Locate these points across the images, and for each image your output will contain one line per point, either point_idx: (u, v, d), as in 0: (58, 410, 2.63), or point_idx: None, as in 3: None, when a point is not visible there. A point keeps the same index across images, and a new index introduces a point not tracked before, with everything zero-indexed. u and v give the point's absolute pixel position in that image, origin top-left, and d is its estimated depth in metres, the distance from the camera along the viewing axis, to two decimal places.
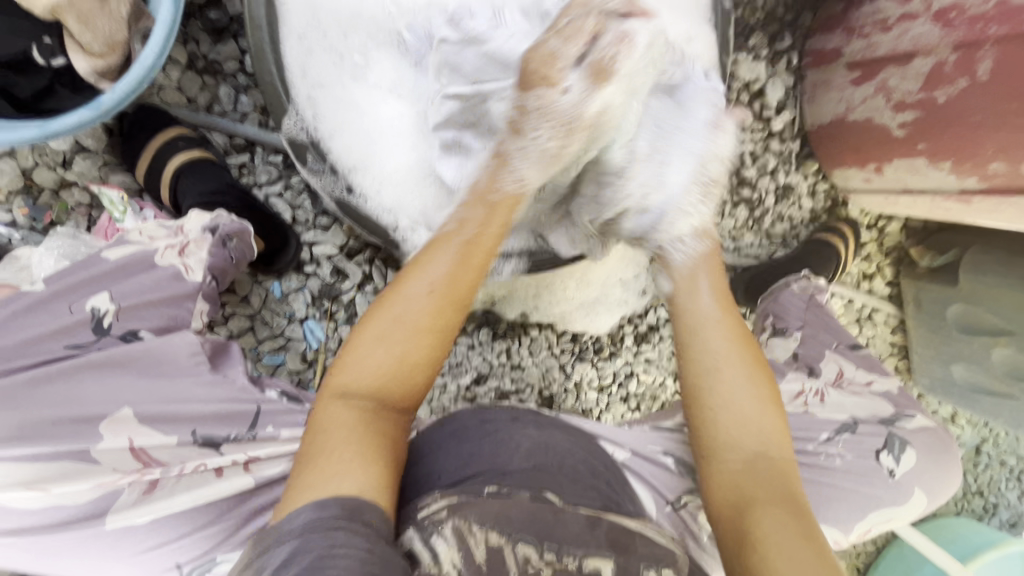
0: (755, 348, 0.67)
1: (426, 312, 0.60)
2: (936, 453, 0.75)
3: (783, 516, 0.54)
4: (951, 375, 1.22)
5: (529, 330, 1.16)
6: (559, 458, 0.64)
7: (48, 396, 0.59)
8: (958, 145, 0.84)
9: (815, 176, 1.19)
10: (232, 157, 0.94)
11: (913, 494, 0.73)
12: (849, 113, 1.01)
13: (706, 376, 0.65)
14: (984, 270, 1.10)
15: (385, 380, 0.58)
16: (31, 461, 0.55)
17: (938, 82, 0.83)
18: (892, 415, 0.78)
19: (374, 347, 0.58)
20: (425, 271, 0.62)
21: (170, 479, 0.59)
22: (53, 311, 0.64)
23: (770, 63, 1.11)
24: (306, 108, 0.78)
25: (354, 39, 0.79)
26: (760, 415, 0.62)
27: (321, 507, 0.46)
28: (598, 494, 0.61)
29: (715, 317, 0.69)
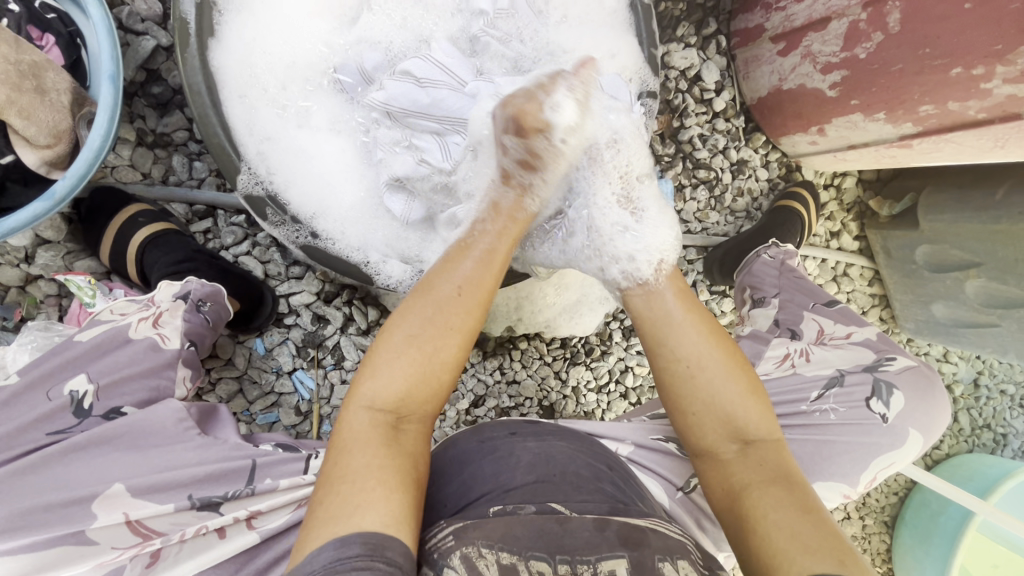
0: (726, 336, 0.68)
1: (445, 313, 0.61)
2: (924, 390, 0.75)
3: (780, 495, 0.58)
4: (934, 315, 1.25)
5: (517, 344, 1.16)
6: (561, 465, 0.63)
7: (39, 484, 0.59)
8: (886, 95, 0.88)
9: (765, 148, 1.23)
10: (194, 224, 0.95)
11: (909, 436, 0.73)
12: (783, 82, 1.05)
13: (682, 378, 0.66)
14: (940, 209, 1.13)
15: (408, 393, 0.58)
16: (27, 552, 0.55)
17: (856, 40, 0.87)
18: (874, 360, 0.78)
19: (399, 354, 0.59)
20: (449, 273, 0.64)
21: (171, 547, 0.58)
22: (30, 401, 0.64)
23: (701, 48, 1.16)
24: (259, 163, 0.79)
25: (292, 91, 0.82)
26: (743, 405, 0.64)
27: (343, 545, 0.46)
28: (606, 494, 0.60)
29: (679, 317, 0.68)
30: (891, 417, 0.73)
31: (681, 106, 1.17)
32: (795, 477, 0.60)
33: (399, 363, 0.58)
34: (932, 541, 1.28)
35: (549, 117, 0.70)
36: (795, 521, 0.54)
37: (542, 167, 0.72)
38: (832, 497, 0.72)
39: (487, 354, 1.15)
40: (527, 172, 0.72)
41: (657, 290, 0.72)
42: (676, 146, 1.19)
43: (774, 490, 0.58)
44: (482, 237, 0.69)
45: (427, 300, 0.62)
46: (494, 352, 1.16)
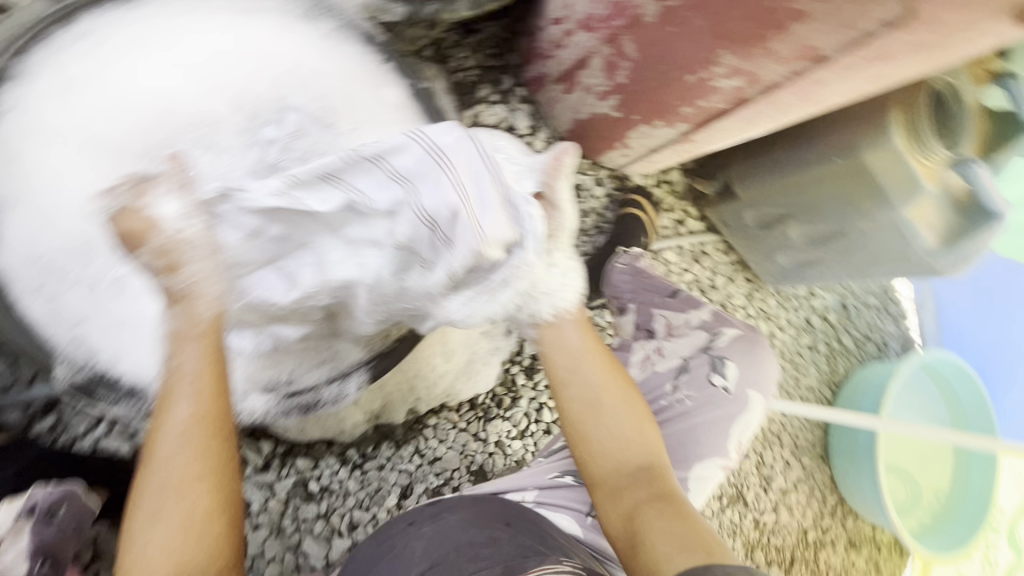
0: (623, 370, 0.76)
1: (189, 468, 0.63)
2: (750, 352, 0.83)
3: (659, 511, 0.65)
4: (781, 263, 1.42)
5: (427, 421, 1.16)
6: (454, 540, 0.63)
7: None
8: (654, 107, 1.01)
9: (591, 170, 1.35)
10: (37, 424, 0.89)
11: (750, 398, 0.81)
12: (579, 113, 1.17)
13: (589, 415, 0.72)
14: (746, 178, 1.29)
15: (179, 555, 0.60)
16: None
17: (613, 69, 1.00)
18: (709, 337, 0.86)
19: (153, 530, 0.61)
20: (166, 424, 0.64)
21: None
22: None
23: (505, 102, 1.27)
24: (74, 348, 0.80)
25: (98, 266, 0.79)
26: (639, 433, 0.72)
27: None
28: (502, 554, 0.60)
29: (582, 355, 0.74)
30: (732, 387, 0.81)
31: None
32: (672, 493, 0.68)
33: (161, 526, 0.61)
34: (858, 460, 1.44)
35: (160, 208, 0.68)
36: (672, 535, 0.62)
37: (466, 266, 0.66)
38: (710, 472, 0.79)
39: (400, 442, 1.14)
40: (168, 275, 0.68)
41: (558, 331, 0.75)
42: None
43: (654, 508, 0.66)
44: (182, 361, 0.67)
45: (175, 451, 0.63)
46: (406, 438, 1.14)
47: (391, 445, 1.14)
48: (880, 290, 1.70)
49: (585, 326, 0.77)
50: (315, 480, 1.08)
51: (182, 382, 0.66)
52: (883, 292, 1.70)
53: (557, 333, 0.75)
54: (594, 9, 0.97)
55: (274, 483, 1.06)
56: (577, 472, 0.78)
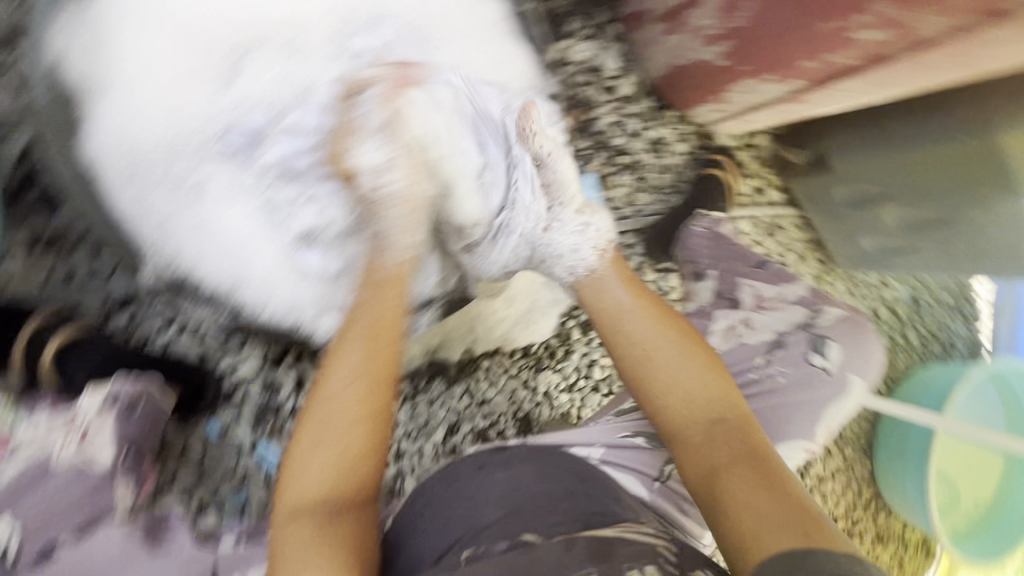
0: (677, 320, 0.75)
1: (354, 403, 0.62)
2: (857, 336, 0.79)
3: (746, 472, 0.60)
4: (863, 247, 1.31)
5: (480, 363, 1.16)
6: (530, 489, 0.62)
7: None
8: (768, 56, 0.92)
9: (676, 123, 1.26)
10: (113, 318, 0.89)
11: (851, 382, 0.77)
12: (676, 59, 1.08)
13: (642, 363, 0.72)
14: (845, 148, 1.19)
15: (331, 482, 0.59)
16: None
17: (728, 10, 0.91)
18: (806, 316, 0.81)
19: (315, 453, 0.60)
20: (334, 374, 0.65)
21: None
22: None
23: (596, 39, 1.18)
24: (164, 247, 0.86)
25: (199, 174, 0.85)
26: (703, 385, 0.69)
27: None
28: (579, 511, 0.58)
29: (627, 307, 0.77)
30: (833, 368, 0.78)
31: (589, 98, 1.19)
32: (760, 452, 0.62)
33: (324, 451, 0.60)
34: (907, 457, 1.36)
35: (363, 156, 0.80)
36: (755, 492, 0.57)
37: (373, 214, 0.80)
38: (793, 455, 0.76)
39: (452, 380, 1.14)
40: (343, 180, 0.81)
41: (602, 278, 0.80)
42: (592, 137, 1.21)
43: (741, 468, 0.60)
44: (363, 311, 0.71)
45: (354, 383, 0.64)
46: (458, 377, 1.15)
47: (443, 382, 1.14)
48: (958, 288, 1.59)
49: (624, 277, 0.81)
50: None
51: (356, 333, 0.69)
52: (962, 292, 1.59)
53: (599, 286, 0.80)
54: None
55: None
56: (648, 435, 0.77)
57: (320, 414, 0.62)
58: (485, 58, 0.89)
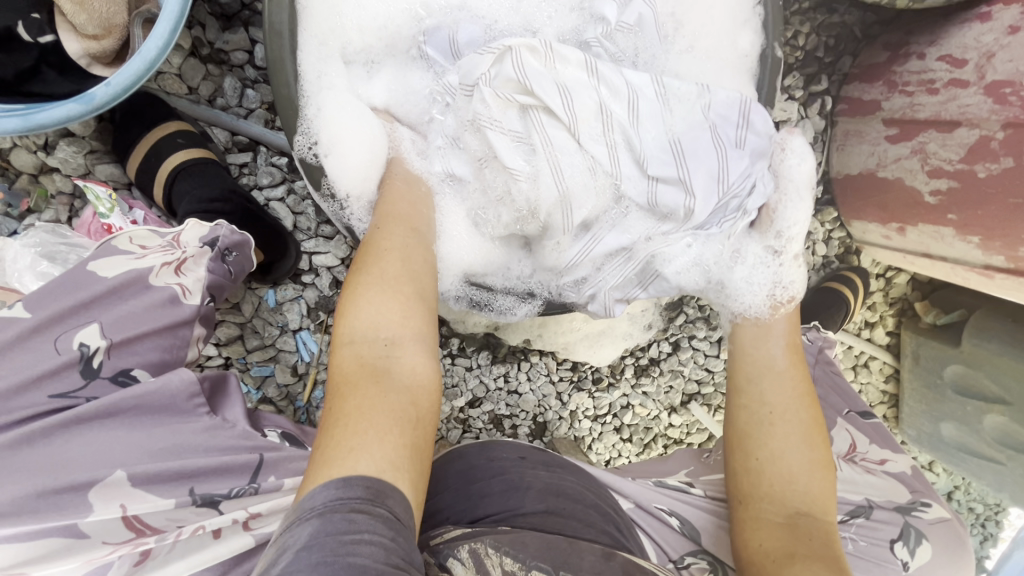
0: (817, 405, 0.67)
1: (402, 268, 0.58)
2: (954, 549, 0.71)
3: (819, 569, 0.54)
4: (939, 432, 1.23)
5: (529, 356, 1.12)
6: (570, 501, 0.68)
7: (28, 462, 0.51)
8: (990, 222, 0.82)
9: (832, 224, 1.15)
10: (232, 155, 0.87)
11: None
12: (879, 169, 0.97)
13: (758, 428, 0.65)
14: (989, 336, 1.10)
15: (385, 330, 0.54)
16: (9, 542, 0.48)
17: (981, 156, 0.81)
18: (907, 501, 0.75)
19: (366, 312, 0.54)
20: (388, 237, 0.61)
21: (164, 546, 0.53)
22: (37, 351, 0.55)
23: (804, 104, 1.07)
24: (318, 122, 0.70)
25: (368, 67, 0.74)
26: (810, 477, 0.62)
27: (343, 487, 0.42)
28: (610, 537, 0.64)
29: (779, 368, 0.68)
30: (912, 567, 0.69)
31: None
32: (840, 560, 0.56)
33: (375, 300, 0.55)
34: None
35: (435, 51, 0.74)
36: None
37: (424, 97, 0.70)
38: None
39: (497, 358, 1.11)
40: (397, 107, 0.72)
41: (769, 329, 0.72)
42: None
43: (816, 565, 0.55)
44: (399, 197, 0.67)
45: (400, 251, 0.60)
46: (503, 358, 1.11)
47: (488, 357, 1.11)
48: (992, 502, 1.51)
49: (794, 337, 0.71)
50: None
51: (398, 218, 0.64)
52: (994, 509, 1.51)
53: (765, 330, 0.72)
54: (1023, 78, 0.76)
55: None
56: (682, 522, 0.78)
57: (373, 267, 0.58)
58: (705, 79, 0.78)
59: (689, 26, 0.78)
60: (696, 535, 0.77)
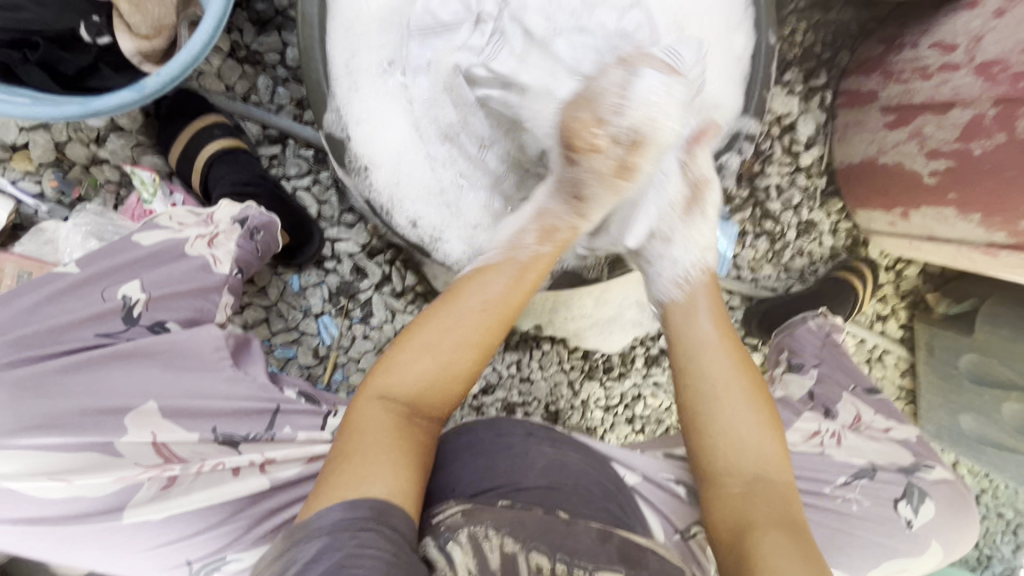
0: (753, 370, 0.69)
1: (470, 331, 0.63)
2: (956, 506, 0.74)
3: (782, 538, 0.57)
4: (958, 425, 1.21)
5: (541, 344, 1.15)
6: (573, 476, 0.70)
7: (77, 384, 0.56)
8: (989, 198, 0.84)
9: (837, 215, 1.17)
10: (263, 147, 0.94)
11: (930, 547, 0.73)
12: (880, 155, 1.00)
13: (702, 407, 0.67)
14: (1000, 322, 1.10)
15: (426, 388, 0.62)
16: (57, 450, 0.52)
17: (974, 134, 0.83)
18: (912, 463, 0.77)
19: (418, 357, 0.62)
20: (476, 291, 0.66)
21: (188, 476, 0.56)
22: (84, 298, 0.61)
23: (804, 99, 1.11)
24: (344, 104, 0.75)
25: (369, 42, 0.76)
26: (757, 440, 0.65)
27: (349, 508, 0.48)
28: (610, 514, 0.67)
29: (712, 344, 0.70)
30: (915, 525, 0.73)
31: (770, 152, 1.12)
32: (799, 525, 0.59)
33: (430, 356, 0.61)
34: None
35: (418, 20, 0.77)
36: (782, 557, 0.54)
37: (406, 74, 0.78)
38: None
39: (509, 346, 1.14)
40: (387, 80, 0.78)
41: (693, 302, 0.74)
42: (751, 189, 1.14)
43: (777, 532, 0.57)
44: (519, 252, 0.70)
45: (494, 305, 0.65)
46: (515, 346, 1.14)
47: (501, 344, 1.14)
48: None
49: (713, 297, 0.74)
50: None
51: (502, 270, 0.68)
52: None
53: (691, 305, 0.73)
54: (1010, 57, 0.79)
55: (399, 312, 1.01)
56: (691, 490, 0.79)
57: (447, 323, 0.63)
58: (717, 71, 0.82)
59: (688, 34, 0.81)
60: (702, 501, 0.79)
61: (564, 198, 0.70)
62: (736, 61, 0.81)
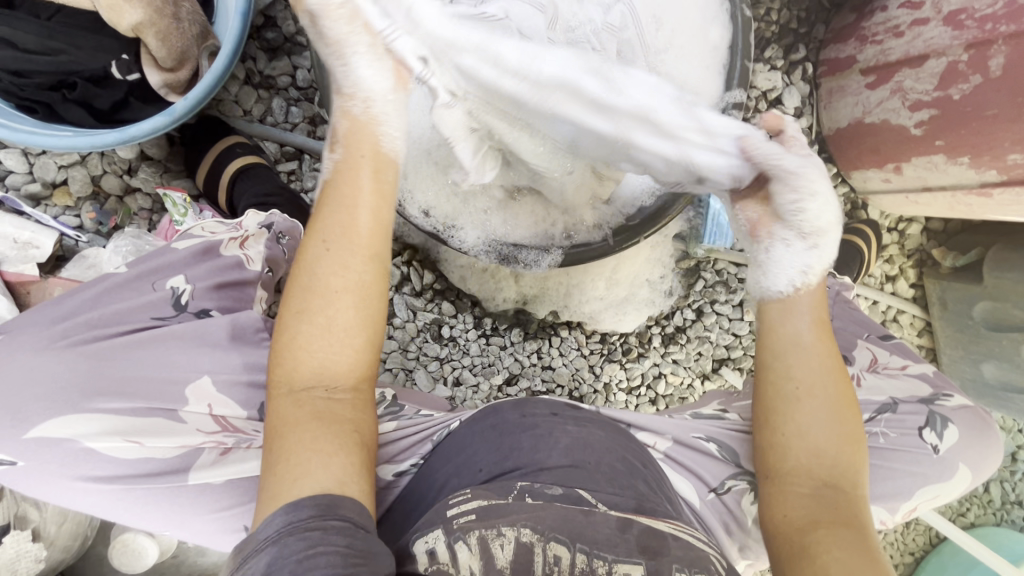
0: (847, 379, 0.66)
1: (334, 276, 0.60)
2: (978, 430, 0.77)
3: (845, 535, 0.58)
4: (983, 375, 1.20)
5: (559, 330, 1.18)
6: (597, 455, 0.68)
7: (142, 361, 0.61)
8: (974, 140, 0.87)
9: (834, 180, 1.21)
10: (281, 164, 1.00)
11: (959, 471, 0.76)
12: (866, 116, 1.04)
13: (789, 402, 0.65)
14: (1009, 266, 1.12)
15: (325, 360, 0.59)
16: (129, 415, 0.57)
17: (953, 80, 0.87)
18: (930, 394, 0.81)
19: (304, 338, 0.59)
20: (328, 232, 0.62)
21: (242, 444, 0.60)
22: (137, 289, 0.66)
23: (786, 73, 1.16)
24: None
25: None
26: (840, 446, 0.63)
27: (292, 510, 0.50)
28: (635, 492, 0.64)
29: (807, 346, 0.66)
30: (942, 450, 0.75)
31: None
32: (860, 526, 0.60)
33: (309, 322, 0.59)
34: None
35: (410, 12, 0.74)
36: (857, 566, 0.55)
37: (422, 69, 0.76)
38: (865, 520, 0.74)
39: (528, 334, 1.17)
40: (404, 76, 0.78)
41: (795, 303, 0.69)
42: None
43: (841, 531, 0.58)
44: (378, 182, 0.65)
45: (337, 239, 0.62)
46: (534, 334, 1.17)
47: (520, 334, 1.17)
48: None
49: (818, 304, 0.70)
50: (447, 327, 1.13)
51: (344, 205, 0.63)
52: None
53: (788, 305, 0.69)
54: (974, 4, 0.84)
55: (419, 310, 1.11)
56: (722, 446, 0.81)
57: (309, 282, 0.61)
58: (693, 61, 0.88)
59: (669, 22, 0.87)
60: (735, 457, 0.80)
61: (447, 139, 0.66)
62: (711, 47, 0.88)
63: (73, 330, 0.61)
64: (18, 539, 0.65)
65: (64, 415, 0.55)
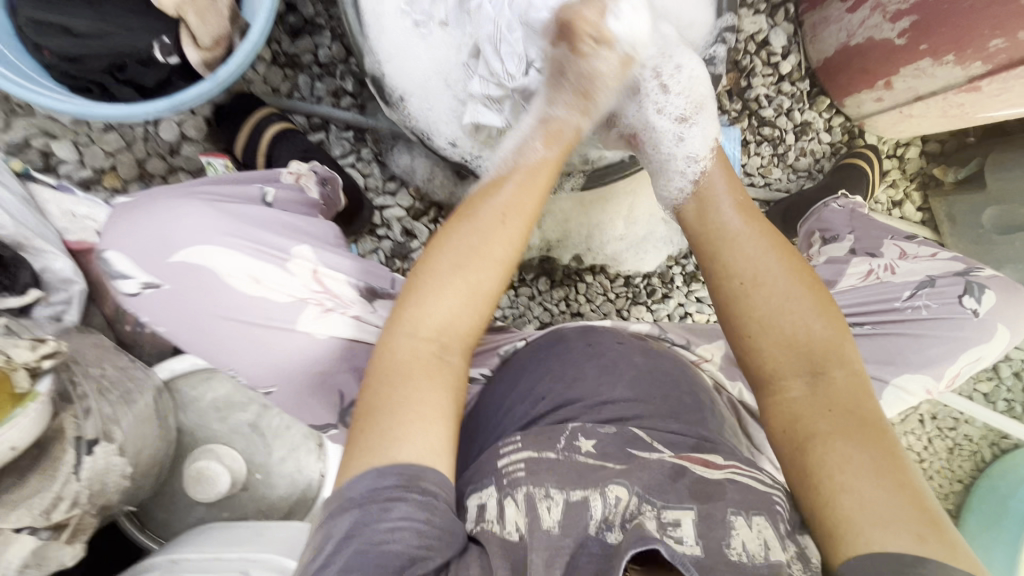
0: (794, 255, 0.69)
1: (482, 245, 0.64)
2: (1011, 290, 0.83)
3: (849, 444, 0.57)
4: None
5: (584, 277, 1.22)
6: (662, 388, 0.74)
7: (261, 229, 0.73)
8: (957, 36, 0.94)
9: (828, 112, 1.27)
10: (311, 134, 1.08)
11: (998, 331, 0.82)
12: (851, 38, 1.11)
13: (743, 294, 0.67)
14: (1007, 166, 1.17)
15: (453, 319, 0.63)
16: (257, 262, 0.70)
17: None
18: (965, 268, 0.85)
19: (438, 293, 0.62)
20: (489, 199, 0.68)
21: (338, 310, 0.74)
22: (239, 189, 0.77)
23: (770, 15, 1.24)
24: (377, 47, 0.88)
25: None
26: (812, 322, 0.64)
27: (380, 476, 0.53)
28: (700, 426, 0.71)
29: (739, 229, 0.71)
30: (982, 312, 0.82)
31: (752, 67, 1.24)
32: (870, 425, 0.59)
33: (450, 286, 0.63)
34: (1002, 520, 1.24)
35: None
36: (866, 483, 0.54)
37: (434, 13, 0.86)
38: (913, 390, 0.82)
39: (555, 282, 1.21)
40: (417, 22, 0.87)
41: (714, 195, 0.75)
42: (742, 103, 1.25)
43: (845, 440, 0.58)
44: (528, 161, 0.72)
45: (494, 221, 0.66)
46: (560, 282, 1.21)
47: (547, 282, 1.21)
48: None
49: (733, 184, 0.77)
50: None
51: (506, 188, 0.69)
52: None
53: (712, 196, 0.75)
54: None
55: None
56: None
57: (457, 249, 0.64)
58: None
59: None
60: None
61: (570, 101, 0.74)
62: None
63: (200, 192, 0.73)
64: (109, 450, 0.65)
65: (209, 249, 0.69)
